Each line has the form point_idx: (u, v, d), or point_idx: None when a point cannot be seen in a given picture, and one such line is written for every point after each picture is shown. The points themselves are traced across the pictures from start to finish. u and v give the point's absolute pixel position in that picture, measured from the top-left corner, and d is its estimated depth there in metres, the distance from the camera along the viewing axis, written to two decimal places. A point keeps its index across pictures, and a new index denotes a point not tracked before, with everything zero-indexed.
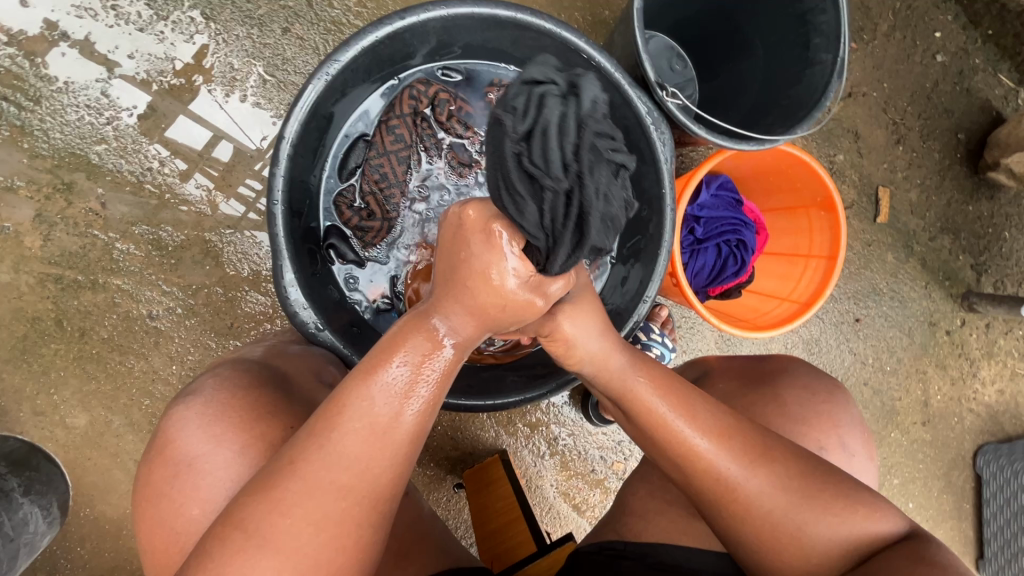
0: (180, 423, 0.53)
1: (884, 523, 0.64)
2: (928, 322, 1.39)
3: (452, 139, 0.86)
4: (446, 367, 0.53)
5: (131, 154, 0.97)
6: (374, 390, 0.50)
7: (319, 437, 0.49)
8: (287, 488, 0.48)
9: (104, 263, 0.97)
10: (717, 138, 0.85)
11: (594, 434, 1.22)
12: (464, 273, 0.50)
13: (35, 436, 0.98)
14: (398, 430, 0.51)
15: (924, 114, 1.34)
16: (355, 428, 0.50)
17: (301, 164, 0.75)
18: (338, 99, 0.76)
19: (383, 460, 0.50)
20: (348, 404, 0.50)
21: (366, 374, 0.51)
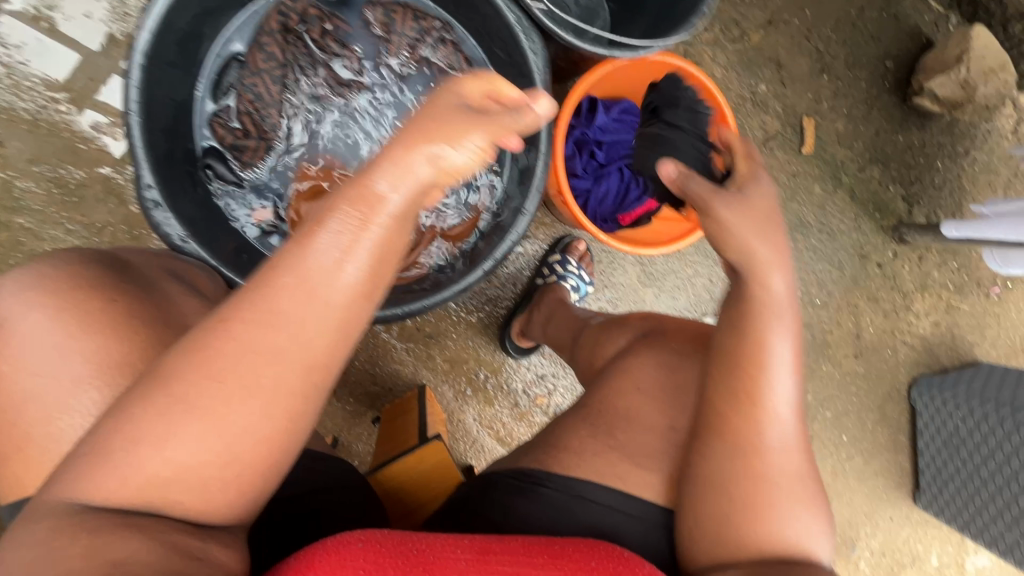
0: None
1: (820, 527, 0.64)
2: (858, 255, 1.39)
3: (330, 58, 0.87)
4: (387, 234, 0.48)
5: (24, 91, 0.97)
6: (317, 251, 0.46)
7: (260, 299, 0.46)
8: (220, 352, 0.45)
9: (5, 201, 0.98)
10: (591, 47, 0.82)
11: (517, 368, 1.24)
12: (422, 129, 0.49)
13: None
14: (347, 297, 0.47)
15: (850, 42, 1.32)
16: (300, 289, 0.46)
17: (162, 78, 0.74)
18: (202, 15, 0.76)
19: (317, 327, 0.46)
20: (293, 264, 0.46)
21: (305, 235, 0.47)
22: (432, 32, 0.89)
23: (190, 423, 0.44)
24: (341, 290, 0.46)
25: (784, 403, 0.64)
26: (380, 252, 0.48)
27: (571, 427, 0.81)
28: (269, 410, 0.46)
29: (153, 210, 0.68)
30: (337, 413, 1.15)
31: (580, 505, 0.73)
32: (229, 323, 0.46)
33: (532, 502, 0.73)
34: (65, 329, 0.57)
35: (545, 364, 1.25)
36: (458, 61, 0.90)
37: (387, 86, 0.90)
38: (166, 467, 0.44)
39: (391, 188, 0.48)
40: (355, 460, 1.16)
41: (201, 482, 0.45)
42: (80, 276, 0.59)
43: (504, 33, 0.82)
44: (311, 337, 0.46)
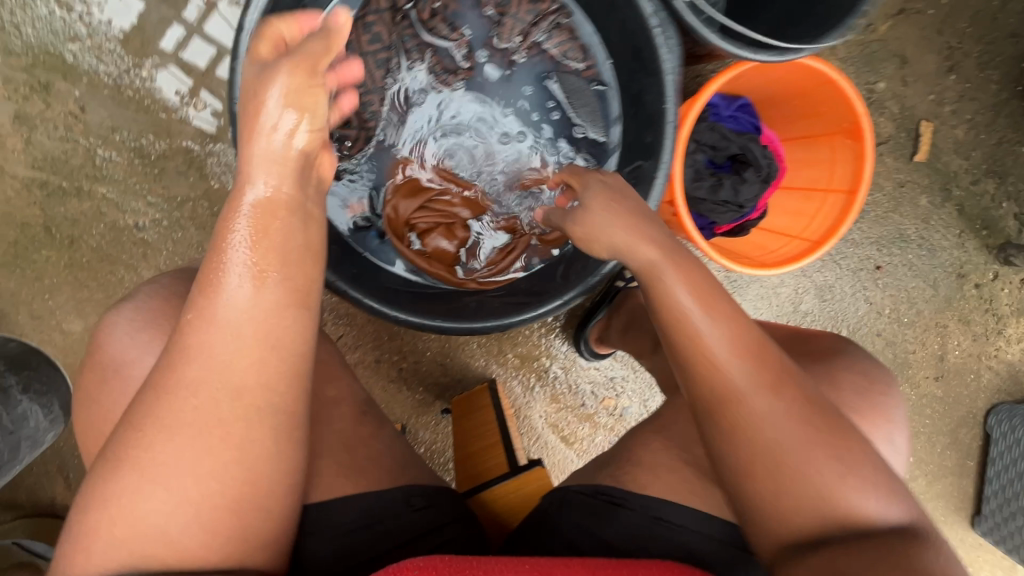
0: (108, 331, 0.59)
1: (880, 499, 0.52)
2: (955, 274, 1.30)
3: (437, 40, 0.80)
4: (274, 236, 0.48)
5: (106, 54, 0.92)
6: (220, 275, 0.47)
7: (177, 345, 0.47)
8: (153, 408, 0.47)
9: (87, 170, 0.95)
10: (731, 47, 0.74)
11: (586, 369, 1.21)
12: (251, 100, 0.50)
13: (34, 339, 1.00)
14: (261, 307, 0.47)
15: (987, 38, 1.18)
16: (208, 321, 0.47)
17: None
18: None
19: (234, 347, 0.46)
20: (203, 296, 0.47)
21: (214, 263, 0.48)
22: (547, 17, 0.81)
23: (156, 485, 0.46)
24: (251, 299, 0.47)
25: (721, 347, 0.55)
26: (272, 245, 0.48)
27: (644, 442, 0.77)
28: (220, 445, 0.46)
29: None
30: (406, 402, 1.14)
31: (662, 530, 0.69)
32: (163, 378, 0.47)
33: (610, 527, 0.69)
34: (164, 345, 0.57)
35: (616, 367, 1.22)
36: (573, 52, 0.82)
37: (494, 74, 0.83)
38: (130, 525, 0.46)
39: (267, 185, 0.49)
40: (422, 447, 1.16)
41: (165, 532, 0.46)
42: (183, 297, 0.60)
43: (636, 25, 0.73)
44: (248, 361, 0.47)
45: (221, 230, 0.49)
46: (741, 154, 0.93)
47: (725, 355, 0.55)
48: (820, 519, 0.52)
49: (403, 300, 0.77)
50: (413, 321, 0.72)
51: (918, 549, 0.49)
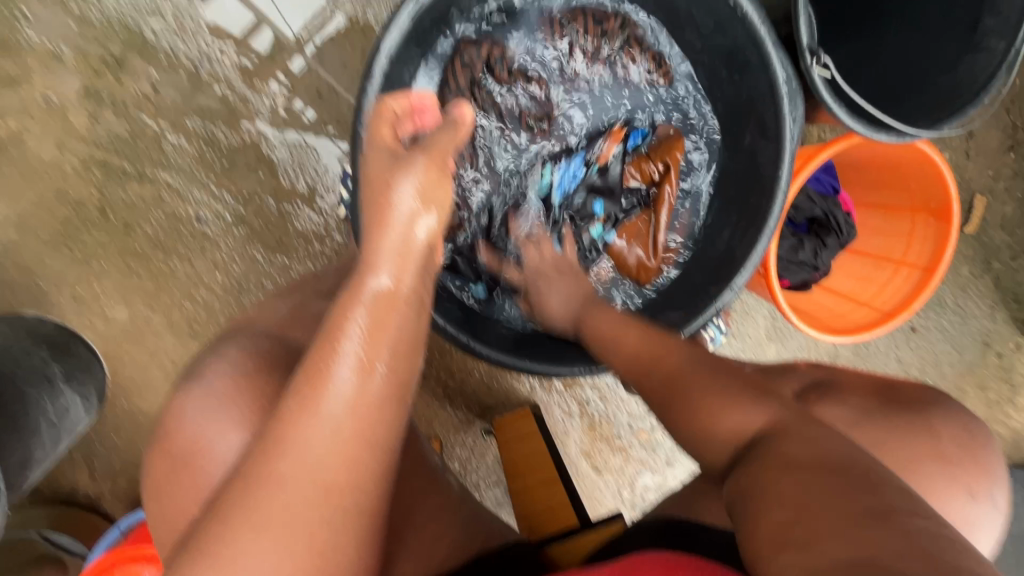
0: (181, 416, 0.55)
1: (757, 414, 0.53)
2: (982, 342, 1.33)
3: (517, 95, 0.84)
4: (395, 333, 0.47)
5: (189, 36, 0.87)
6: (329, 363, 0.44)
7: (269, 435, 0.42)
8: (233, 512, 0.40)
9: (153, 154, 0.90)
10: (857, 125, 0.72)
11: (626, 401, 1.20)
12: (386, 192, 0.51)
13: (75, 323, 0.95)
14: (363, 391, 0.44)
15: None
16: (306, 413, 0.42)
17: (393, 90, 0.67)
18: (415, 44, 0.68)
19: (335, 437, 0.42)
20: (308, 383, 0.44)
21: (325, 349, 0.45)
22: (625, 53, 0.83)
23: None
24: (364, 387, 0.44)
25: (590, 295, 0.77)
26: (386, 337, 0.47)
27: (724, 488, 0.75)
28: (296, 556, 0.40)
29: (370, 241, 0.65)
30: (448, 419, 1.13)
31: None
32: (247, 473, 0.41)
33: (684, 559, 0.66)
34: (233, 420, 0.52)
35: None
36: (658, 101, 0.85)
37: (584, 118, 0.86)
38: None
39: (389, 277, 0.49)
40: (455, 464, 1.15)
41: None
42: (262, 357, 0.57)
43: (763, 88, 0.71)
44: (351, 454, 0.43)
45: (336, 317, 0.47)
46: (823, 217, 0.93)
47: (619, 361, 0.66)
48: (728, 443, 0.53)
49: (491, 337, 0.76)
50: (502, 359, 0.71)
51: (809, 440, 0.48)
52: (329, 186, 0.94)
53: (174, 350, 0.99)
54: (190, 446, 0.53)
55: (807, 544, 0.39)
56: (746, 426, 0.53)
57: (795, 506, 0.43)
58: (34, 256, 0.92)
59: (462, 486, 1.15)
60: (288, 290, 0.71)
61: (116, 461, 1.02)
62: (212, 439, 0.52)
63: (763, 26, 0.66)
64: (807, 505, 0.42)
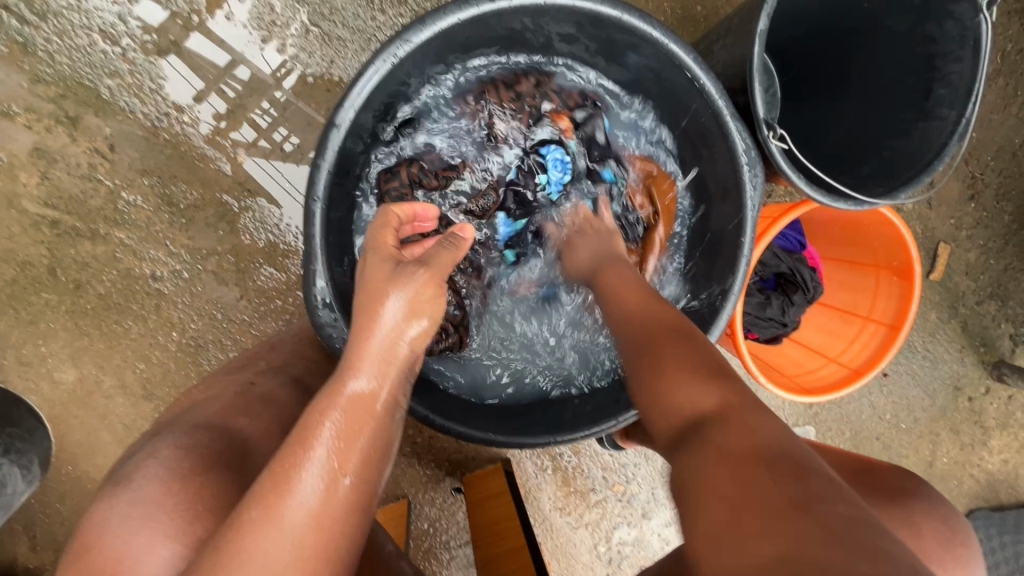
0: (102, 526, 0.49)
1: (708, 394, 0.49)
2: (953, 386, 1.34)
3: (457, 188, 0.82)
4: (365, 442, 0.47)
5: (146, 94, 0.85)
6: (298, 468, 0.43)
7: (224, 545, 0.40)
8: None
9: (107, 213, 0.87)
10: (815, 193, 0.73)
11: (600, 454, 1.18)
12: (376, 301, 0.51)
13: (19, 386, 0.91)
14: (331, 491, 0.44)
15: (1007, 172, 1.23)
16: (270, 523, 0.40)
17: (348, 167, 0.66)
18: (377, 110, 0.66)
19: (295, 550, 0.41)
20: (272, 485, 0.42)
21: (291, 453, 0.44)
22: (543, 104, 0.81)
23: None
24: (326, 500, 0.43)
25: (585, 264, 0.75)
26: (355, 446, 0.46)
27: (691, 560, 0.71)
28: None
29: (327, 330, 0.63)
30: (416, 476, 1.10)
31: None
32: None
33: None
34: (165, 523, 0.48)
35: (631, 454, 1.19)
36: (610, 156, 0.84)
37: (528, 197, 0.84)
38: None
39: (369, 381, 0.48)
40: (423, 523, 1.11)
41: None
42: (200, 453, 0.53)
43: (722, 159, 0.70)
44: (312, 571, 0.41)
45: (312, 418, 0.46)
46: (789, 273, 0.93)
47: (618, 317, 0.63)
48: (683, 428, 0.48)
49: (457, 408, 0.73)
50: (469, 433, 0.69)
51: (747, 427, 0.44)
52: (292, 243, 0.92)
53: (125, 412, 0.95)
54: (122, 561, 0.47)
55: (736, 547, 0.36)
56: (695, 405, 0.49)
57: (727, 494, 0.39)
58: None
59: (431, 546, 1.11)
60: (235, 368, 0.69)
61: (58, 532, 0.96)
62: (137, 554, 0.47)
63: (721, 99, 0.67)
64: (738, 498, 0.39)
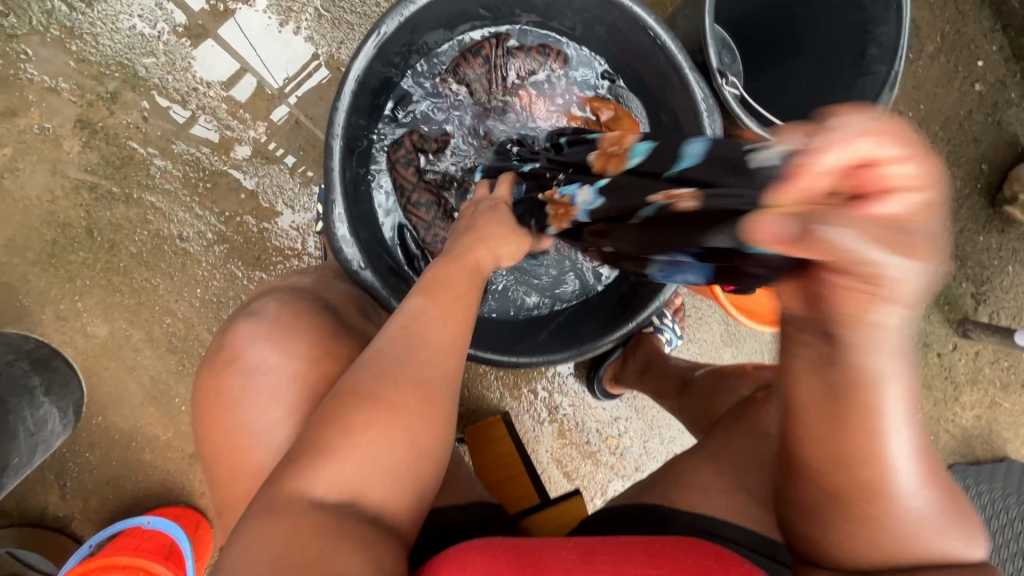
0: (246, 340, 0.65)
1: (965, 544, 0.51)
2: (921, 342, 1.43)
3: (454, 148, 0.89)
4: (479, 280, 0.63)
5: (179, 72, 0.96)
6: (442, 284, 0.60)
7: (398, 326, 0.56)
8: (381, 370, 0.52)
9: (140, 178, 0.97)
10: (768, 134, 0.82)
11: (593, 407, 1.26)
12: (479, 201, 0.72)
13: (55, 340, 0.99)
14: (449, 324, 0.56)
15: (954, 141, 1.35)
16: (428, 315, 0.56)
17: (357, 122, 0.76)
18: (381, 70, 0.77)
19: (453, 347, 0.56)
20: (422, 293, 0.59)
21: (431, 280, 0.60)
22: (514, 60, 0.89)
23: (357, 471, 0.48)
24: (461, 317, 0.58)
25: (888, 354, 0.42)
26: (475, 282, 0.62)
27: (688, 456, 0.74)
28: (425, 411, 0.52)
29: (343, 249, 0.72)
30: None
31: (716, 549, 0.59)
32: (389, 345, 0.54)
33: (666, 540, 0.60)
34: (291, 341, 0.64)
35: (622, 408, 1.27)
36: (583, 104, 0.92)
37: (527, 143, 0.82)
38: (360, 455, 0.48)
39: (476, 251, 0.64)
40: None
41: (387, 455, 0.49)
42: (309, 301, 0.69)
43: (686, 106, 0.80)
44: (443, 364, 0.54)
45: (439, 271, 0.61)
46: None
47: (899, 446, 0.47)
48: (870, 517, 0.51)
49: None
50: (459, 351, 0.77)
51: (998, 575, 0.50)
52: (306, 205, 1.02)
53: (152, 364, 1.03)
54: (255, 366, 0.63)
55: None
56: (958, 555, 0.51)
57: None
58: (20, 274, 0.97)
59: None
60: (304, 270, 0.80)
61: (88, 480, 1.03)
62: (273, 359, 0.62)
63: (680, 53, 0.77)
64: None
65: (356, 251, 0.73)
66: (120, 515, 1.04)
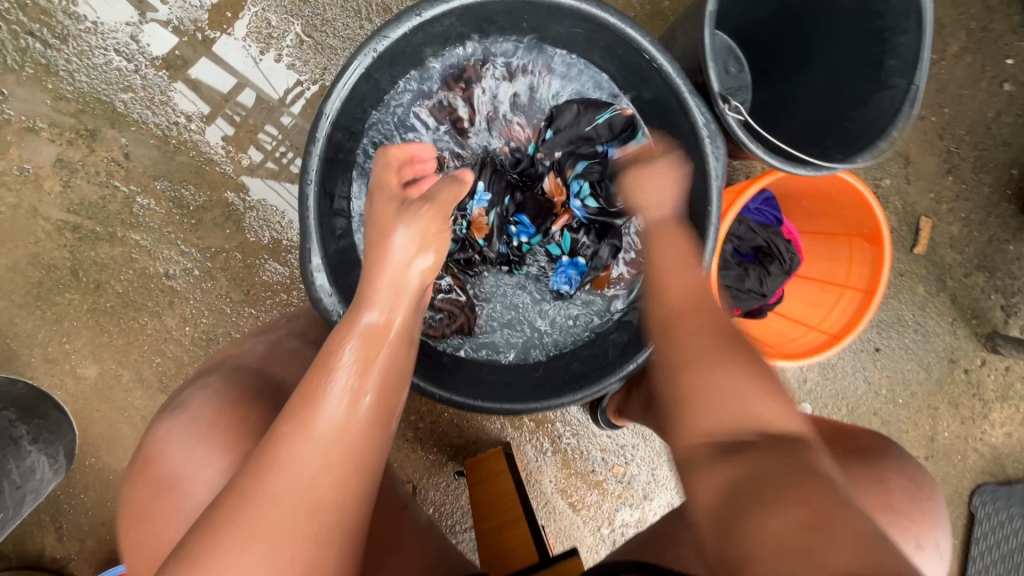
0: (165, 445, 0.60)
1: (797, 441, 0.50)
2: (947, 359, 1.35)
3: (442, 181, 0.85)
4: (388, 356, 0.53)
5: (157, 106, 0.93)
6: (329, 378, 0.49)
7: (267, 447, 0.46)
8: (230, 518, 0.43)
9: (124, 217, 0.95)
10: (774, 159, 0.77)
11: (598, 435, 1.21)
12: (386, 235, 0.58)
13: (46, 382, 0.98)
14: (324, 436, 0.47)
15: (982, 145, 1.27)
16: (303, 428, 0.47)
17: (333, 164, 0.72)
18: (358, 108, 0.73)
19: (332, 474, 0.46)
20: (303, 395, 0.49)
21: (320, 366, 0.51)
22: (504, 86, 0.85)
23: None
24: (354, 417, 0.48)
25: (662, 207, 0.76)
26: (375, 367, 0.51)
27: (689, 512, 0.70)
28: (284, 564, 0.42)
29: (324, 301, 0.68)
30: (419, 461, 1.14)
31: None
32: (250, 474, 0.45)
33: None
34: (212, 445, 0.58)
35: (628, 435, 1.22)
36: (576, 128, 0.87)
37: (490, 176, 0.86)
38: None
39: (382, 312, 0.54)
40: (429, 508, 1.15)
41: None
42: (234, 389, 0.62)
43: (685, 132, 0.75)
44: (304, 489, 0.44)
45: (332, 345, 0.52)
46: (765, 246, 0.98)
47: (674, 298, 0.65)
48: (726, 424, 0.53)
49: (447, 379, 0.77)
50: (452, 399, 0.72)
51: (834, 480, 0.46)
52: (294, 239, 0.98)
53: (143, 405, 1.01)
54: (169, 477, 0.58)
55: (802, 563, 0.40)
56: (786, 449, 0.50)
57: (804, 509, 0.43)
58: (7, 317, 0.95)
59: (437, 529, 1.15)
60: (262, 331, 0.74)
61: (84, 522, 1.02)
62: (195, 467, 0.57)
63: (679, 78, 0.71)
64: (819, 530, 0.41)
65: (337, 301, 0.69)
66: (117, 556, 1.03)
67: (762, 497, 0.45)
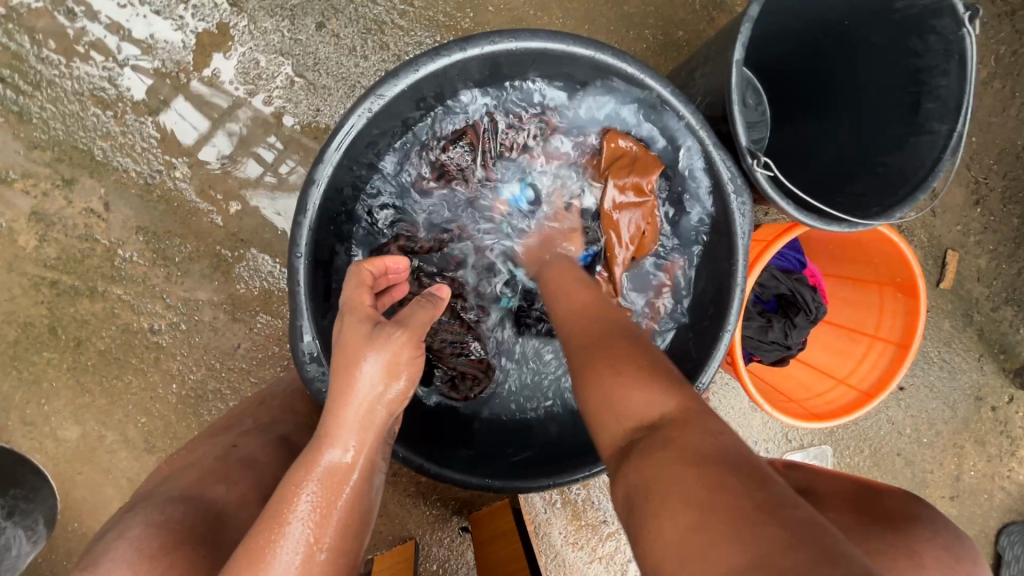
0: None
1: (665, 398, 0.49)
2: (974, 396, 1.28)
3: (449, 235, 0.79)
4: (348, 503, 0.49)
5: (138, 153, 0.87)
6: (280, 537, 0.45)
7: None
8: None
9: (105, 270, 0.89)
10: (807, 218, 0.71)
11: (609, 484, 1.15)
12: (352, 364, 0.50)
13: (24, 446, 0.92)
14: None
15: (1011, 174, 1.20)
16: None
17: (326, 229, 0.66)
18: (353, 168, 0.67)
19: None
20: (253, 554, 0.45)
21: (270, 519, 0.46)
22: None
23: None
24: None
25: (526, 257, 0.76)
26: (333, 516, 0.48)
27: None
28: None
29: (316, 384, 0.62)
30: (422, 516, 1.08)
31: None
32: None
33: None
34: None
35: None
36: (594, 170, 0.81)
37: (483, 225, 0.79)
38: None
39: (347, 452, 0.49)
40: (433, 564, 1.08)
41: None
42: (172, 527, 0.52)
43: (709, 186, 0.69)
44: None
45: (285, 494, 0.47)
46: (790, 295, 0.91)
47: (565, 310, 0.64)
48: (625, 426, 0.50)
49: (449, 453, 0.72)
50: (462, 480, 0.68)
51: (707, 431, 0.45)
52: (286, 290, 0.92)
53: (127, 466, 0.94)
54: None
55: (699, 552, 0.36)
56: (654, 405, 0.48)
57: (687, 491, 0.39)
58: None
59: None
60: (220, 431, 0.68)
61: None
62: None
63: (703, 129, 0.65)
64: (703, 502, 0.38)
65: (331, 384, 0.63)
66: None
67: (656, 482, 0.42)
